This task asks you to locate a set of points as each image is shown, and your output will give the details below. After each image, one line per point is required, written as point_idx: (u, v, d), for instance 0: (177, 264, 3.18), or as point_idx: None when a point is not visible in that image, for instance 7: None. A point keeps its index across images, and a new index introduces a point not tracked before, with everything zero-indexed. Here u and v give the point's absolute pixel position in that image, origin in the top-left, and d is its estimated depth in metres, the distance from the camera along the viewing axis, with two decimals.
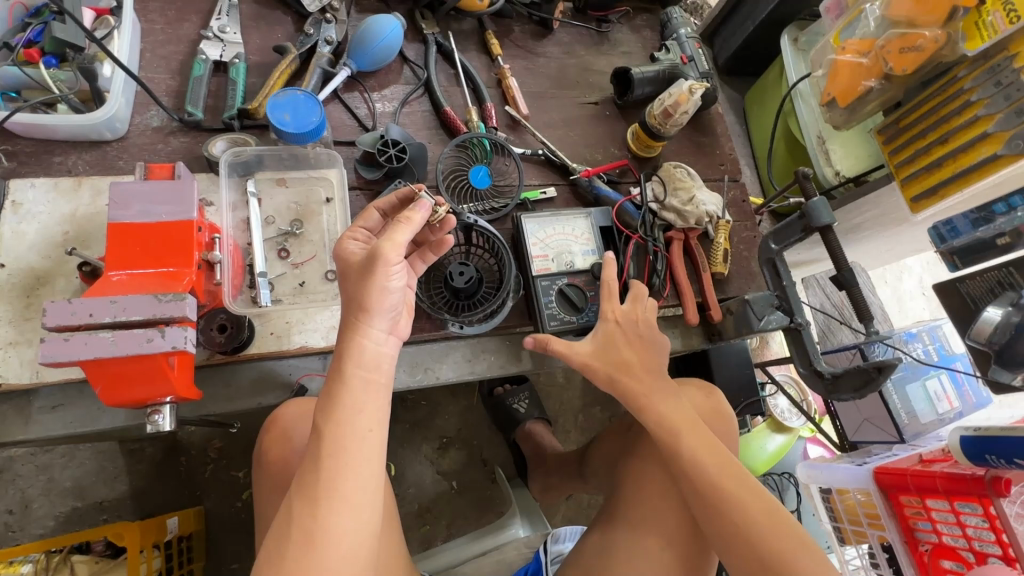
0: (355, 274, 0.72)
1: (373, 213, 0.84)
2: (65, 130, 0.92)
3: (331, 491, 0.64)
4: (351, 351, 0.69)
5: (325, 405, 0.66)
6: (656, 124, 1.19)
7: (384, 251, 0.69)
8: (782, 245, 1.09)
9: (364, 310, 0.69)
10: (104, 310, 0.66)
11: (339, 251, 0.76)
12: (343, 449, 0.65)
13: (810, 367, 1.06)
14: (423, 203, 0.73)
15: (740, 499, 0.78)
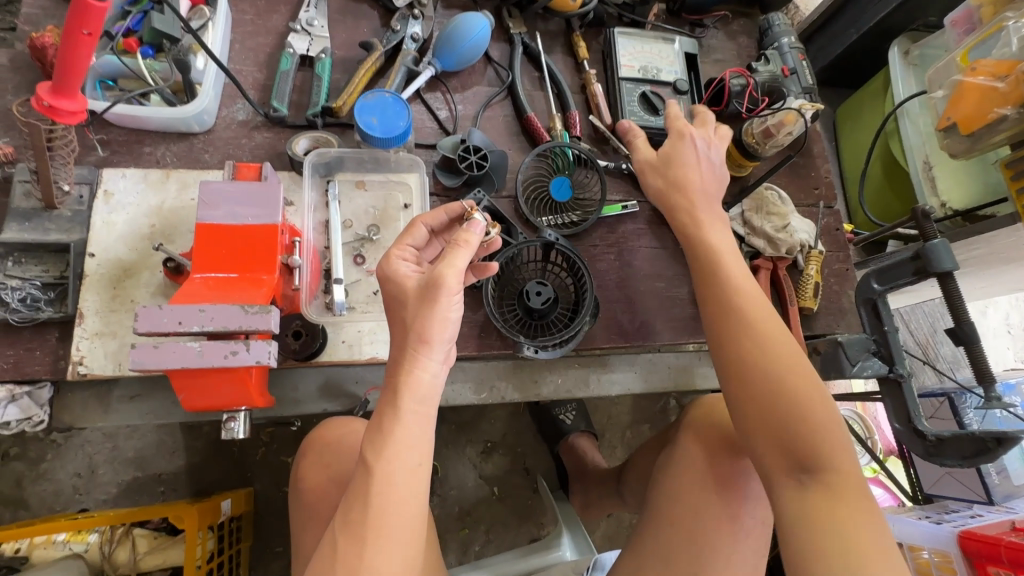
0: (412, 302, 0.71)
1: (420, 228, 0.80)
2: (156, 121, 0.92)
3: (377, 528, 0.66)
4: (405, 385, 0.70)
5: (377, 442, 0.68)
6: (753, 144, 1.10)
7: (445, 277, 0.69)
8: (888, 286, 0.99)
9: (424, 341, 0.69)
10: (193, 319, 0.65)
11: (389, 272, 0.74)
12: (392, 487, 0.67)
13: (907, 424, 0.97)
14: (479, 224, 0.74)
15: (823, 422, 0.69)
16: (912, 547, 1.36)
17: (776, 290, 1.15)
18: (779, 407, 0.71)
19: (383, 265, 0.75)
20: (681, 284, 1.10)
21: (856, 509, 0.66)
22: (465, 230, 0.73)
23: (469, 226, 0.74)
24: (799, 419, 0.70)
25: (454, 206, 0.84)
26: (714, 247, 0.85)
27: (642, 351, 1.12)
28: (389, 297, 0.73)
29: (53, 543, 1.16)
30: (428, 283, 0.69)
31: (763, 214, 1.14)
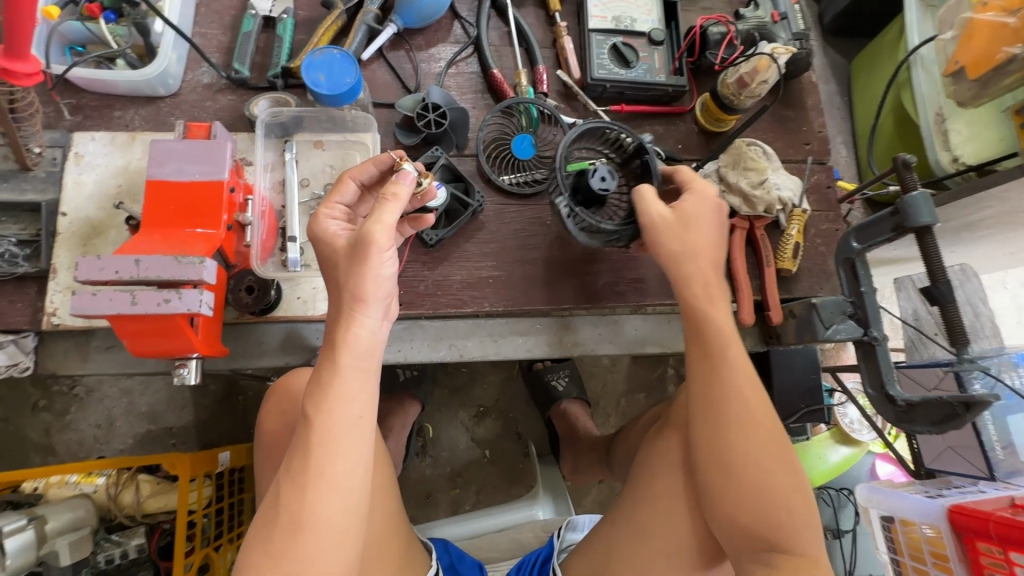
0: (344, 258, 0.69)
1: (349, 185, 0.79)
2: (122, 85, 0.95)
3: (316, 475, 0.64)
4: (343, 340, 0.67)
5: (314, 394, 0.66)
6: (728, 95, 1.05)
7: (373, 234, 0.66)
8: (868, 244, 0.93)
9: (359, 299, 0.67)
10: (128, 269, 0.68)
11: (321, 231, 0.74)
12: (332, 437, 0.65)
13: (880, 389, 0.92)
14: (407, 176, 0.70)
15: (768, 429, 0.76)
16: (903, 521, 1.31)
17: (752, 249, 1.11)
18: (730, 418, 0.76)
19: (314, 225, 0.74)
20: None
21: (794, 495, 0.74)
22: (394, 182, 0.70)
23: (398, 178, 0.71)
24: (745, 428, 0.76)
25: (382, 157, 0.81)
26: (702, 218, 0.88)
27: (608, 312, 1.10)
28: (323, 254, 0.73)
29: (65, 484, 1.26)
30: (357, 240, 0.67)
31: (739, 169, 1.06)
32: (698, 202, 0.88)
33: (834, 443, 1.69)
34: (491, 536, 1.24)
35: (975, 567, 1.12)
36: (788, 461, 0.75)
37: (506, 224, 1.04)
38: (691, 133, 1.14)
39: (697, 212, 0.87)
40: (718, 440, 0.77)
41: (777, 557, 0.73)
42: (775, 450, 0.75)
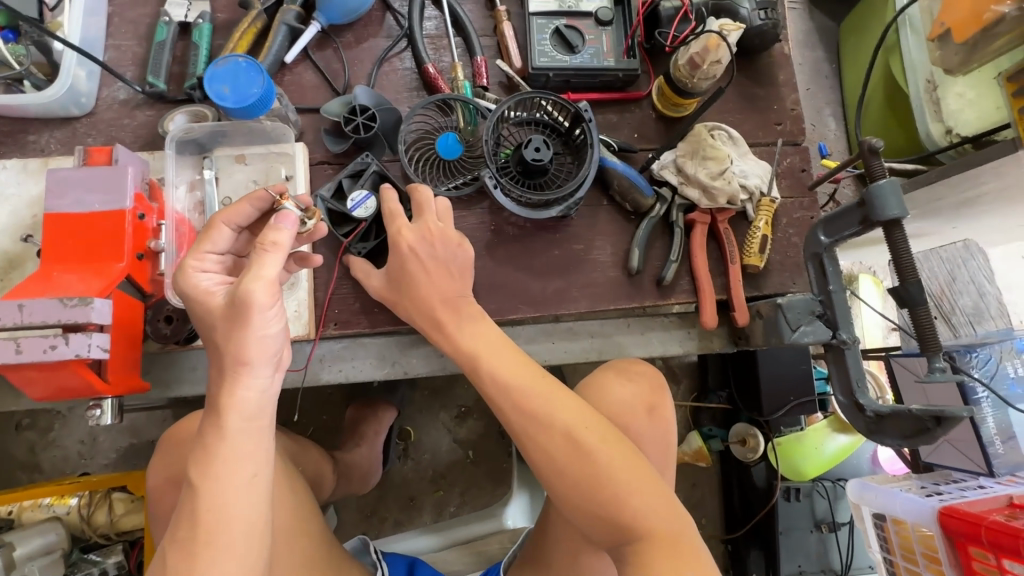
0: (222, 316, 0.66)
1: (225, 230, 0.74)
2: (31, 108, 0.91)
3: (206, 544, 0.62)
4: (230, 401, 0.65)
5: (200, 460, 0.64)
6: (682, 78, 0.95)
7: (254, 292, 0.64)
8: (837, 239, 0.85)
9: (242, 362, 0.65)
10: (11, 316, 0.64)
11: (192, 289, 0.70)
12: (225, 505, 0.63)
13: (849, 397, 0.84)
14: (287, 220, 0.69)
15: (565, 428, 0.72)
16: (896, 521, 1.23)
17: (716, 244, 1.02)
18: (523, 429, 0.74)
19: (182, 281, 0.70)
20: (602, 245, 1.00)
21: (618, 480, 0.69)
22: (274, 228, 0.68)
23: (279, 221, 0.69)
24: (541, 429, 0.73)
25: (259, 194, 0.77)
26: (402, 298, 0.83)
27: (564, 319, 1.04)
28: (197, 312, 0.69)
29: (39, 506, 1.26)
30: (235, 300, 0.65)
31: (698, 159, 0.98)
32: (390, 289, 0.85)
33: (832, 433, 1.54)
34: (458, 549, 1.21)
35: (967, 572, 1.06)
36: (605, 442, 0.72)
37: None
38: (648, 119, 1.05)
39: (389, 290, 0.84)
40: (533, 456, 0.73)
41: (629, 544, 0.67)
42: (582, 441, 0.71)
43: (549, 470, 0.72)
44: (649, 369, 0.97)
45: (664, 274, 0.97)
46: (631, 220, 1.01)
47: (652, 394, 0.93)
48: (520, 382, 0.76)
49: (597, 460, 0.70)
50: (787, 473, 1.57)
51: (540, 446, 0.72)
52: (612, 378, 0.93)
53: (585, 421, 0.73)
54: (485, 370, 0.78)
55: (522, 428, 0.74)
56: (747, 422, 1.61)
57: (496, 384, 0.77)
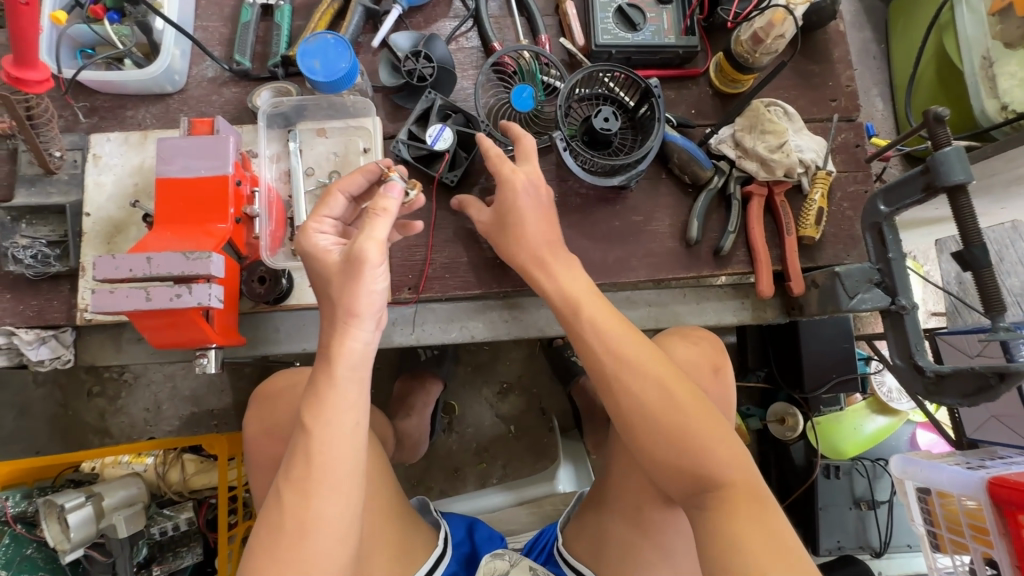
0: (337, 270, 0.73)
1: (338, 198, 0.81)
2: (131, 85, 0.98)
3: (317, 481, 0.70)
4: (341, 353, 0.72)
5: (314, 407, 0.72)
6: (743, 54, 0.98)
7: (366, 251, 0.70)
8: (897, 206, 0.87)
9: (353, 314, 0.71)
10: (141, 267, 0.71)
11: (312, 245, 0.76)
12: (332, 447, 0.71)
13: (907, 359, 0.87)
14: (395, 189, 0.74)
15: (655, 379, 0.75)
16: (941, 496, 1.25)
17: (771, 217, 1.06)
18: (609, 377, 0.77)
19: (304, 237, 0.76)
20: (661, 216, 1.04)
21: (703, 434, 0.71)
22: (383, 195, 0.73)
23: (388, 189, 0.74)
24: (627, 379, 0.76)
25: (370, 167, 0.84)
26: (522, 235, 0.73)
27: (621, 288, 1.08)
28: (313, 269, 0.75)
29: (119, 463, 1.38)
30: (351, 256, 0.71)
31: (756, 133, 1.01)
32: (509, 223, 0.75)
33: (870, 413, 1.62)
34: (511, 510, 1.27)
35: (1018, 543, 1.07)
36: (670, 383, 0.75)
37: None
38: (705, 96, 1.08)
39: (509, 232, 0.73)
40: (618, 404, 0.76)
41: (710, 497, 0.68)
42: (673, 390, 0.74)
43: (627, 407, 0.75)
44: (703, 333, 1.03)
45: (721, 244, 1.01)
46: (688, 193, 1.05)
47: (714, 357, 0.98)
48: (602, 329, 0.80)
49: (676, 401, 0.73)
50: (826, 453, 1.61)
51: (621, 385, 0.76)
52: (675, 339, 0.98)
53: (676, 376, 0.76)
54: (580, 317, 0.82)
55: (603, 369, 0.78)
56: (786, 401, 1.64)
57: (583, 331, 0.81)
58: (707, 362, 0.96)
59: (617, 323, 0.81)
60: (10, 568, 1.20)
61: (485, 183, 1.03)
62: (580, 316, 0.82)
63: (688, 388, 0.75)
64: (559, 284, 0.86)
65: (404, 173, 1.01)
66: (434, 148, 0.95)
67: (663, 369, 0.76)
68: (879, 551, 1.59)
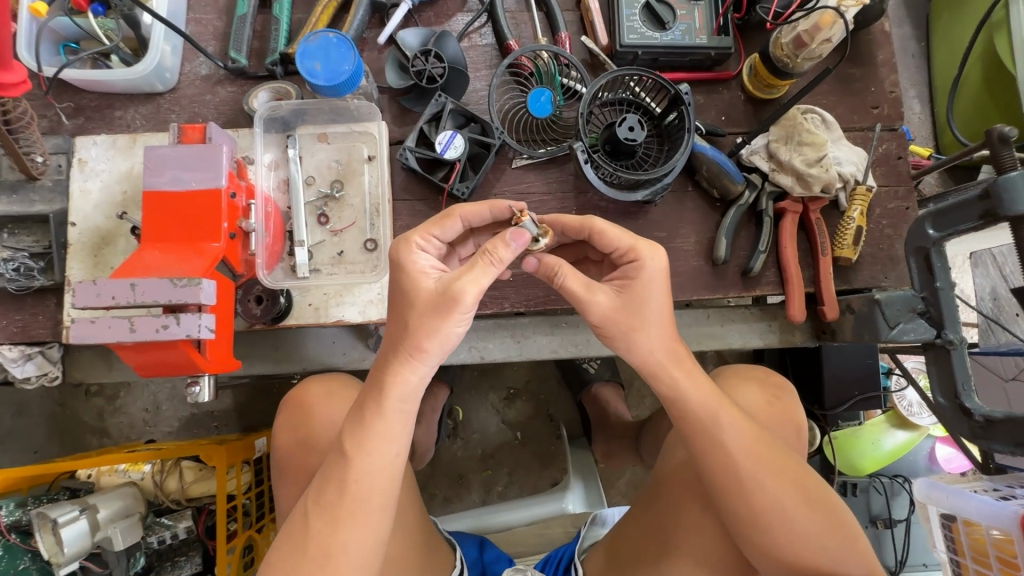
0: (426, 308, 0.64)
1: (456, 223, 0.72)
2: (118, 83, 0.90)
3: (350, 511, 0.66)
4: (394, 383, 0.66)
5: (358, 433, 0.67)
6: (783, 59, 0.90)
7: (463, 294, 0.63)
8: (948, 232, 0.79)
9: (420, 350, 0.65)
10: (125, 295, 0.65)
11: (410, 262, 0.67)
12: (370, 478, 0.67)
13: (952, 399, 0.80)
14: (520, 240, 0.64)
15: (765, 457, 0.68)
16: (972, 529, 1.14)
17: (805, 235, 0.98)
18: (715, 455, 0.68)
19: (405, 253, 0.68)
20: (686, 233, 0.97)
21: (814, 518, 0.67)
22: (501, 240, 0.64)
23: (511, 237, 0.64)
24: (737, 459, 0.67)
25: (502, 207, 0.75)
26: (647, 295, 0.67)
27: None
28: (401, 288, 0.67)
29: (116, 471, 1.33)
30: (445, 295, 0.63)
31: (793, 145, 0.93)
32: (647, 280, 0.67)
33: (888, 429, 1.56)
34: (518, 530, 1.22)
35: None
36: (787, 465, 0.69)
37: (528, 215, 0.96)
38: (737, 101, 1.00)
39: (646, 295, 0.67)
40: (730, 482, 0.68)
41: None
42: (778, 467, 0.68)
43: (750, 499, 0.67)
44: (760, 369, 0.97)
45: (751, 265, 0.94)
46: (716, 207, 0.98)
47: (791, 406, 0.91)
48: (708, 401, 0.69)
49: (799, 487, 0.68)
50: (843, 469, 1.56)
51: (741, 475, 0.67)
52: (744, 381, 0.92)
53: (779, 449, 0.70)
54: (676, 383, 0.68)
55: (716, 453, 0.68)
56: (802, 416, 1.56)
57: (683, 402, 0.69)
58: (789, 415, 0.89)
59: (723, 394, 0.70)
60: None
61: (499, 194, 0.96)
62: (676, 385, 0.68)
63: (792, 462, 0.70)
64: (653, 343, 0.68)
65: (412, 183, 0.94)
66: (444, 157, 0.89)
67: (776, 446, 0.70)
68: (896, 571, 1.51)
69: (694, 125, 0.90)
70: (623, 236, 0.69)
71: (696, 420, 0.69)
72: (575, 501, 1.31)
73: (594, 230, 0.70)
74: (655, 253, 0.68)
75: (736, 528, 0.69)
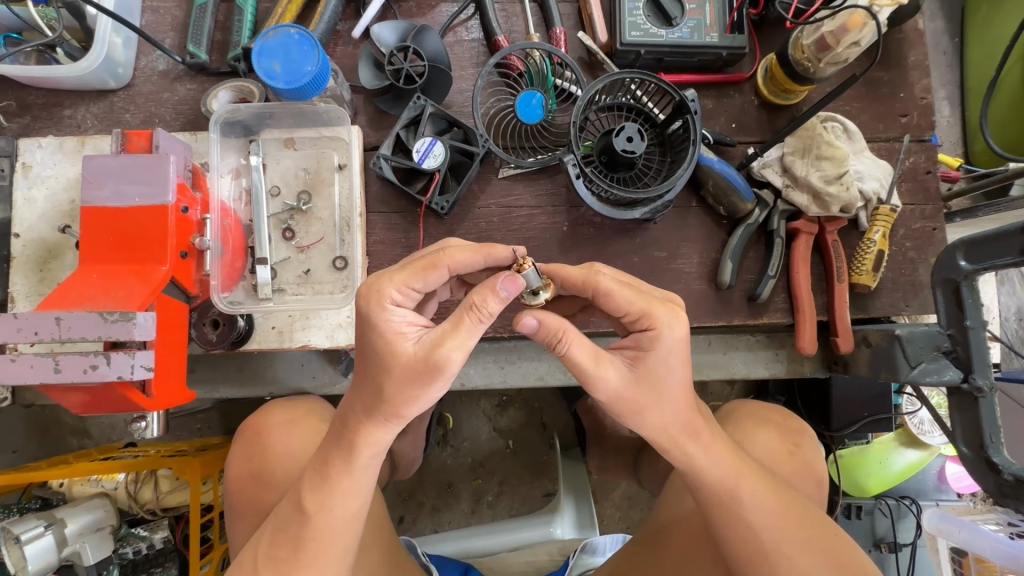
0: (402, 377, 0.52)
1: (440, 272, 0.57)
2: (65, 80, 0.82)
3: (308, 568, 0.61)
4: (361, 438, 0.58)
5: (318, 487, 0.60)
6: (802, 62, 0.81)
7: (448, 362, 0.51)
8: (982, 266, 0.70)
9: (398, 416, 0.55)
10: (49, 331, 0.58)
11: (382, 321, 0.54)
12: (332, 533, 0.61)
13: (978, 451, 0.73)
14: (513, 288, 0.52)
15: (786, 531, 0.63)
16: (978, 558, 1.01)
17: (820, 257, 0.89)
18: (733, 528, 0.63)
19: (375, 310, 0.54)
20: (688, 253, 0.88)
21: None
22: (488, 288, 0.51)
23: (502, 284, 0.51)
24: (753, 531, 0.63)
25: (500, 251, 0.61)
26: (664, 368, 0.57)
27: None
28: (371, 347, 0.54)
29: (88, 481, 1.19)
30: (426, 363, 0.52)
31: (810, 158, 0.84)
32: (665, 351, 0.57)
33: (899, 446, 1.29)
34: (502, 555, 1.16)
35: None
36: (809, 536, 0.64)
37: (514, 232, 0.87)
38: (750, 107, 0.90)
39: (661, 367, 0.57)
40: (745, 556, 0.63)
41: None
42: (800, 540, 0.63)
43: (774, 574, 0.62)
44: (780, 412, 0.94)
45: (758, 292, 0.86)
46: (723, 225, 0.89)
47: (810, 456, 0.87)
48: (727, 473, 0.63)
49: (830, 557, 0.62)
50: (848, 489, 1.34)
51: (764, 548, 0.62)
52: (758, 427, 0.89)
53: (803, 517, 0.65)
54: (692, 457, 0.63)
55: (734, 525, 0.63)
56: None
57: (701, 474, 0.63)
58: (808, 466, 0.85)
59: (742, 461, 0.65)
60: None
61: (483, 207, 0.87)
62: (692, 458, 0.62)
63: (815, 532, 0.64)
64: (669, 421, 0.60)
65: (388, 193, 0.86)
66: (422, 167, 0.80)
67: (800, 512, 0.65)
68: None
69: (700, 135, 0.80)
70: (635, 300, 0.57)
71: (714, 493, 0.64)
72: (565, 526, 1.22)
73: (599, 291, 0.59)
74: (675, 321, 0.57)
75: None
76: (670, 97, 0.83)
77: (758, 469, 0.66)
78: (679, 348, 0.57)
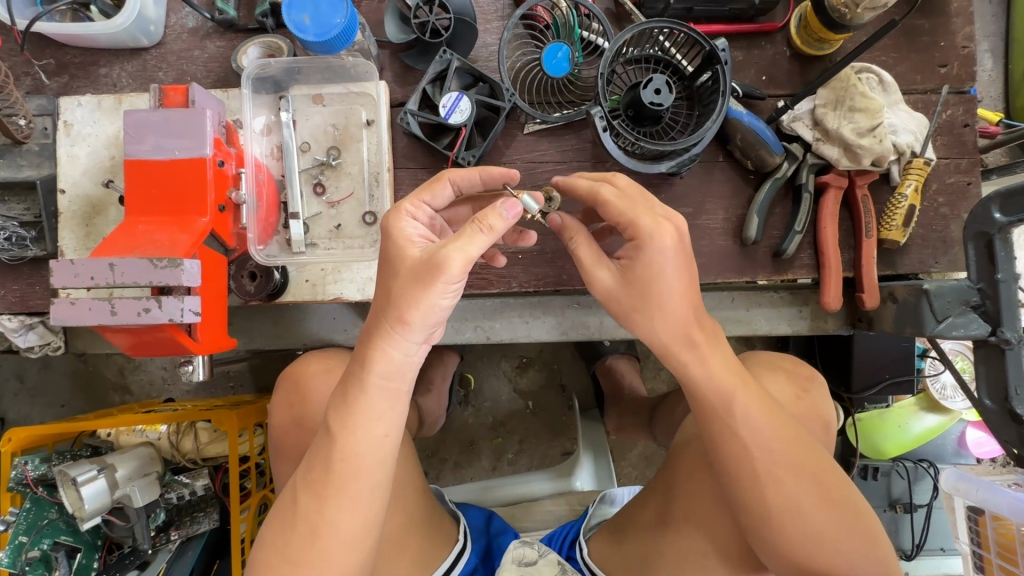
0: (408, 275, 0.58)
1: (447, 187, 0.67)
2: (101, 38, 0.84)
3: (337, 490, 0.61)
4: (373, 356, 0.60)
5: (339, 410, 0.61)
6: (840, 8, 0.78)
7: (446, 260, 0.55)
8: (1017, 217, 0.68)
9: (400, 317, 0.58)
10: (103, 275, 0.62)
11: (397, 228, 0.61)
12: (356, 456, 0.61)
13: (1002, 403, 0.73)
14: (511, 207, 0.57)
15: (801, 453, 0.64)
16: (995, 516, 1.00)
17: (848, 213, 0.89)
18: (722, 439, 0.64)
19: (394, 216, 0.62)
20: (714, 208, 0.88)
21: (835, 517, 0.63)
22: (493, 207, 0.57)
23: (504, 206, 0.57)
24: (737, 445, 0.64)
25: (495, 172, 0.71)
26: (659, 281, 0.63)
27: None
28: (386, 256, 0.61)
29: (133, 431, 1.24)
30: (428, 262, 0.56)
31: (843, 110, 0.83)
32: (648, 261, 0.62)
33: (918, 411, 1.29)
34: (524, 505, 1.21)
35: None
36: (807, 455, 0.64)
37: (540, 187, 0.88)
38: (782, 58, 0.88)
39: (647, 278, 0.63)
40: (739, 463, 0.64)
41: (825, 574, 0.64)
42: (802, 456, 0.64)
43: (765, 508, 0.63)
44: (786, 358, 0.94)
45: (784, 247, 0.85)
46: (750, 180, 0.88)
47: (818, 402, 0.87)
48: (721, 382, 0.64)
49: (815, 478, 0.63)
50: (865, 453, 1.34)
51: (763, 482, 0.63)
52: (768, 370, 0.89)
53: (807, 443, 0.65)
54: (686, 368, 0.65)
55: (729, 436, 0.64)
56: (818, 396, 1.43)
57: (695, 387, 0.66)
58: (815, 409, 0.86)
59: (743, 380, 0.66)
60: (30, 534, 1.09)
61: (509, 163, 0.88)
62: (686, 367, 0.65)
63: (819, 453, 0.66)
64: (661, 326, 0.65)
65: (414, 149, 0.86)
66: (448, 122, 0.81)
67: (802, 440, 0.65)
68: (910, 556, 1.32)
69: (729, 87, 0.79)
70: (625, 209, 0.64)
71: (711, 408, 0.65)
72: (584, 479, 1.27)
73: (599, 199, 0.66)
74: (660, 230, 0.62)
75: (747, 511, 0.65)
76: (700, 47, 0.81)
77: (761, 395, 0.66)
78: (670, 255, 0.62)
